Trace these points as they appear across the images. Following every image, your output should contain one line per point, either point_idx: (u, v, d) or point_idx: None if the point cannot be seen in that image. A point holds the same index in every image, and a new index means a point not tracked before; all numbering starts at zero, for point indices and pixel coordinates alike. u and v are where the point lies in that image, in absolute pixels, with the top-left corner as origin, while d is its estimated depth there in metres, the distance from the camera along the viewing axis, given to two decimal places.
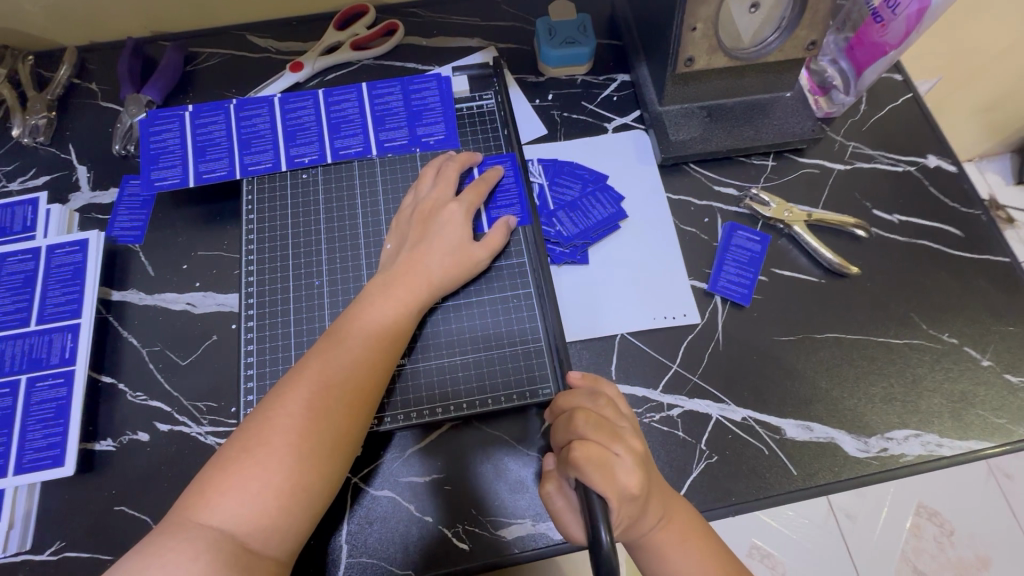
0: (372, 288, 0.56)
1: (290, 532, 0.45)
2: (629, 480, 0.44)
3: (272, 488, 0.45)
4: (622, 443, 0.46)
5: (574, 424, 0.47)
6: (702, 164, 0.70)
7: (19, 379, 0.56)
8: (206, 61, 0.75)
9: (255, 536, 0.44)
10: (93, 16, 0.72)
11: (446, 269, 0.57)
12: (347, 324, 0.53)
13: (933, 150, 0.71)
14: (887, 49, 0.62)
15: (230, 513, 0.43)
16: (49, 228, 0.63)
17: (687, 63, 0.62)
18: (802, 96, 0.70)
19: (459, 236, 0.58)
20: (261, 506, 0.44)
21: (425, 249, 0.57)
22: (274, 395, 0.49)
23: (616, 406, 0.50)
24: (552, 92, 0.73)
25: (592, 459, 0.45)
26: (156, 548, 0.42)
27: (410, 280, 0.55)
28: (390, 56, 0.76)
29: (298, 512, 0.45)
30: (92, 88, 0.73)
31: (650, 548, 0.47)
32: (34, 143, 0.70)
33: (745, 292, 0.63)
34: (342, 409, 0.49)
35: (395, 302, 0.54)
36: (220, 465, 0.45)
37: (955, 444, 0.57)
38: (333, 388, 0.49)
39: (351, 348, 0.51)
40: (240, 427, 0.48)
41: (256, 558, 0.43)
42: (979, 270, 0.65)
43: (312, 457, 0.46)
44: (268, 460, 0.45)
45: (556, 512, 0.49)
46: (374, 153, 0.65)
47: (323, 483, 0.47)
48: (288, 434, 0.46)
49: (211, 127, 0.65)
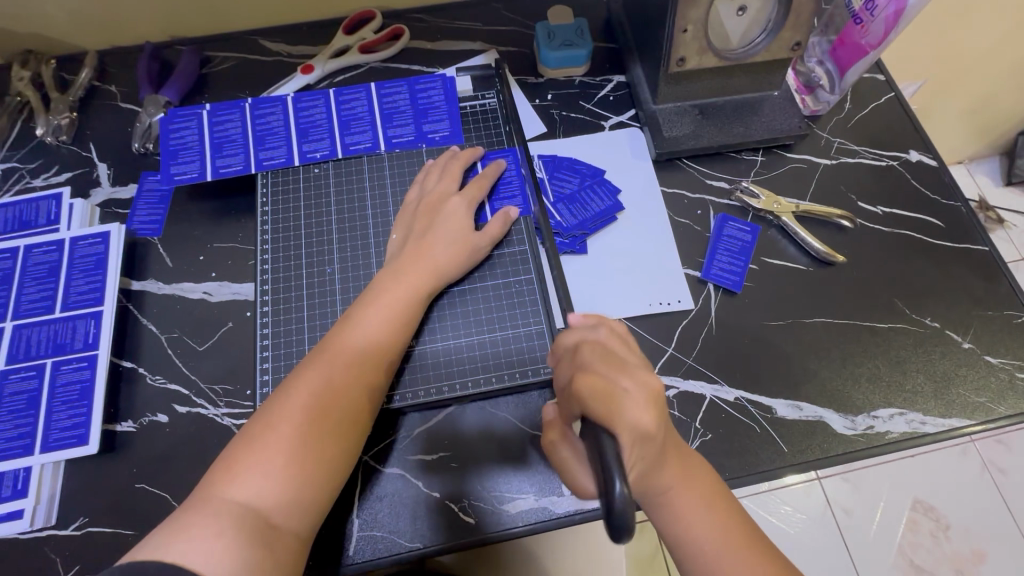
0: (381, 275, 0.58)
1: (311, 508, 0.47)
2: (637, 413, 0.44)
3: (293, 464, 0.47)
4: (630, 376, 0.46)
5: (580, 357, 0.48)
6: (695, 160, 0.73)
7: (45, 363, 0.59)
8: (220, 64, 0.79)
9: (278, 511, 0.45)
10: (114, 21, 0.76)
11: (451, 257, 0.60)
12: (358, 311, 0.56)
13: (916, 146, 0.75)
14: (868, 49, 0.65)
15: (253, 489, 0.45)
16: (72, 221, 0.66)
17: (679, 63, 0.66)
18: (789, 95, 0.73)
19: (462, 227, 0.61)
20: (282, 482, 0.46)
21: (432, 239, 0.60)
22: (292, 379, 0.51)
23: (623, 339, 0.50)
24: (551, 92, 0.77)
25: (600, 389, 0.44)
26: (179, 526, 0.43)
27: (417, 267, 0.58)
28: (396, 59, 0.79)
29: (318, 488, 0.48)
30: (111, 90, 0.77)
31: (667, 504, 0.48)
32: (56, 141, 0.73)
33: (736, 280, 0.66)
34: (355, 388, 0.52)
35: (403, 288, 0.57)
36: (241, 445, 0.47)
37: (938, 422, 0.60)
38: (347, 370, 0.52)
39: (361, 332, 0.54)
40: (259, 410, 0.50)
41: (278, 533, 0.45)
42: (960, 258, 0.68)
43: (331, 434, 0.49)
44: (289, 439, 0.48)
45: (562, 462, 0.48)
46: (382, 149, 0.68)
47: (339, 461, 0.49)
48: (307, 413, 0.49)
49: (227, 125, 0.68)
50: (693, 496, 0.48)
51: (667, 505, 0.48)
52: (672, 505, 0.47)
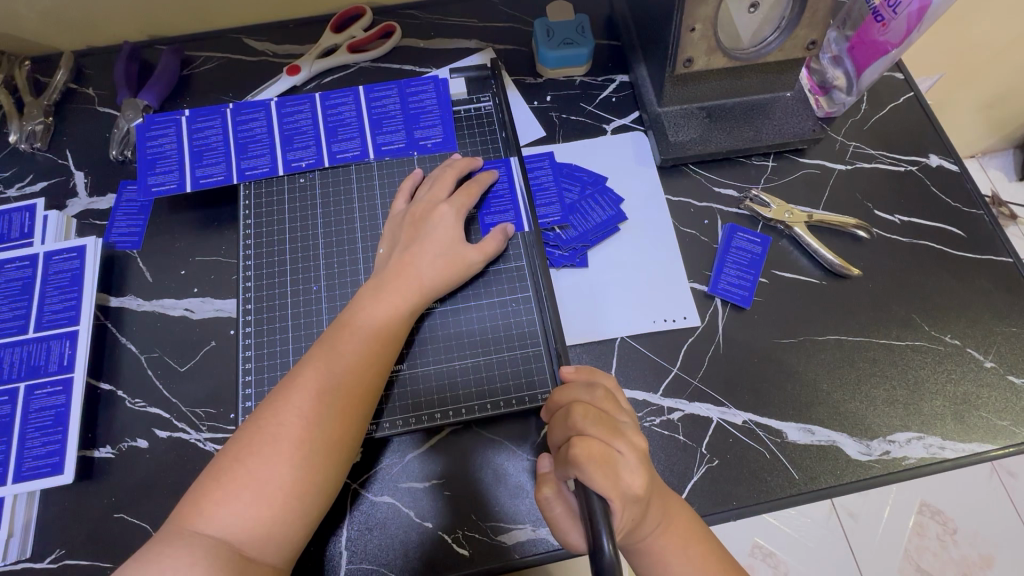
0: (366, 291, 0.55)
1: (287, 539, 0.45)
2: (631, 480, 0.42)
3: (266, 496, 0.45)
4: (624, 441, 0.45)
5: (573, 420, 0.45)
6: (702, 166, 0.69)
7: (18, 387, 0.56)
8: (203, 65, 0.75)
9: (251, 543, 0.44)
10: (90, 20, 0.72)
11: (439, 273, 0.56)
12: (338, 332, 0.52)
13: (935, 149, 0.71)
14: (888, 48, 0.61)
15: (227, 522, 0.44)
16: (46, 235, 0.63)
17: (686, 64, 0.62)
18: (802, 96, 0.69)
19: (451, 242, 0.58)
20: (255, 514, 0.44)
21: (418, 253, 0.56)
22: (270, 402, 0.49)
23: (615, 398, 0.49)
24: (550, 93, 0.73)
25: (593, 456, 0.42)
26: (153, 555, 0.42)
27: (401, 284, 0.55)
28: (388, 58, 0.75)
29: (294, 518, 0.45)
30: (88, 93, 0.73)
31: (647, 552, 0.46)
32: (31, 148, 0.69)
33: (746, 294, 0.62)
34: (332, 417, 0.48)
35: (387, 308, 0.54)
36: (215, 474, 0.46)
37: (958, 446, 0.57)
38: (322, 395, 0.48)
39: (342, 354, 0.51)
40: (237, 431, 0.48)
41: (253, 565, 0.43)
42: (982, 270, 0.64)
43: (306, 464, 0.46)
44: (262, 470, 0.45)
45: (554, 518, 0.47)
46: (371, 157, 0.65)
47: (318, 489, 0.47)
48: (281, 442, 0.46)
49: (207, 132, 0.64)
50: (675, 538, 0.46)
51: (649, 552, 0.46)
52: (655, 552, 0.46)
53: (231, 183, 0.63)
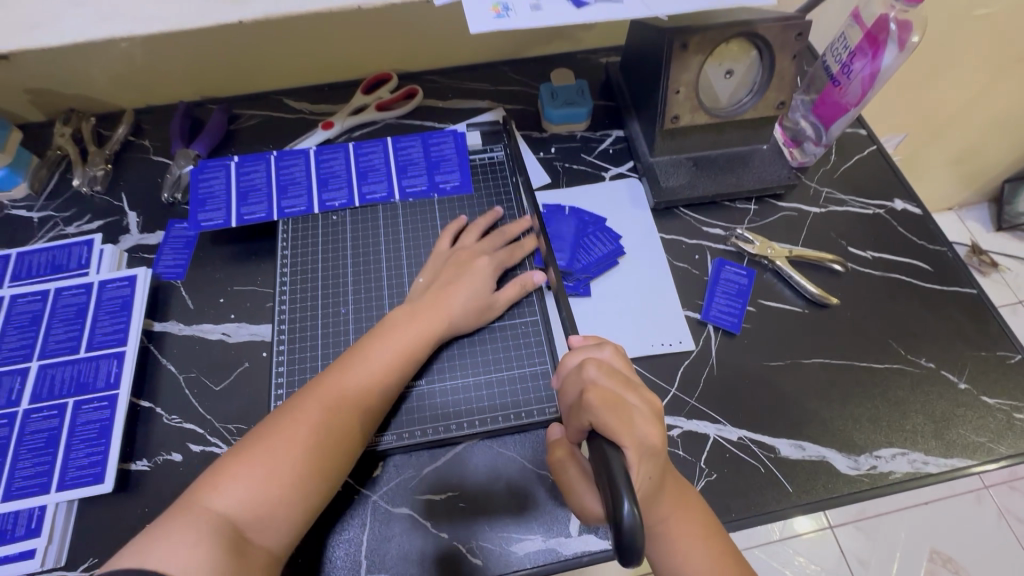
0: (398, 313, 0.61)
1: (288, 525, 0.48)
2: (646, 429, 0.45)
3: (278, 479, 0.48)
4: (635, 395, 0.47)
5: (585, 372, 0.48)
6: (691, 208, 0.77)
7: (66, 402, 0.60)
8: (247, 121, 0.85)
9: (252, 524, 0.47)
10: (152, 82, 0.83)
11: (466, 311, 0.63)
12: (371, 343, 0.58)
13: (900, 195, 0.79)
14: (848, 107, 0.71)
15: (235, 499, 0.47)
16: (101, 265, 0.69)
17: (673, 120, 0.71)
18: (777, 148, 0.78)
19: (484, 292, 0.64)
20: (263, 496, 0.48)
21: (449, 290, 0.63)
22: (301, 395, 0.54)
23: (622, 357, 0.52)
24: (554, 146, 0.83)
25: (605, 402, 0.45)
26: (161, 529, 0.44)
27: (433, 313, 0.61)
28: (410, 115, 0.86)
29: (297, 505, 0.49)
30: (144, 145, 0.83)
31: (661, 535, 0.48)
32: (91, 191, 0.78)
33: (736, 321, 0.68)
34: (351, 414, 0.53)
35: (413, 330, 0.60)
36: (237, 453, 0.50)
37: (940, 462, 0.61)
38: (348, 395, 0.54)
39: (375, 362, 0.57)
40: (264, 419, 0.53)
41: (252, 547, 0.46)
42: (950, 300, 0.70)
43: (320, 453, 0.51)
44: (279, 454, 0.49)
45: (567, 482, 0.50)
46: (397, 198, 0.73)
47: (325, 479, 0.51)
48: (302, 430, 0.51)
49: (252, 176, 0.73)
50: (691, 525, 0.48)
51: (666, 532, 0.48)
52: (671, 532, 0.48)
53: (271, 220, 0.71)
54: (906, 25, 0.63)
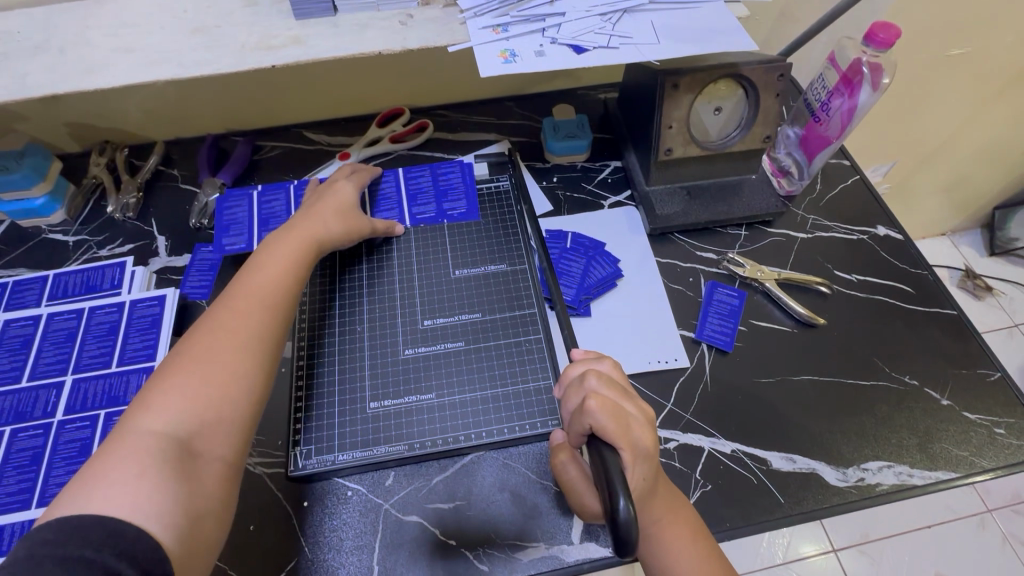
0: (274, 237, 0.65)
1: (228, 432, 0.50)
2: (642, 435, 0.49)
3: (204, 390, 0.50)
4: (633, 404, 0.51)
5: (587, 382, 0.52)
6: (686, 234, 0.82)
7: (98, 414, 0.64)
8: (269, 152, 0.91)
9: (194, 433, 0.48)
10: (182, 116, 0.90)
11: (342, 226, 0.70)
12: (255, 265, 0.62)
13: (882, 221, 0.84)
14: (830, 139, 0.76)
15: (166, 417, 0.48)
16: (133, 286, 0.74)
17: (666, 152, 0.77)
18: (765, 177, 0.84)
19: (347, 202, 0.72)
20: (195, 410, 0.49)
21: (318, 211, 0.69)
22: (202, 323, 0.55)
23: (622, 371, 0.56)
24: (556, 175, 0.88)
25: (607, 408, 0.49)
26: (98, 473, 0.44)
27: (307, 231, 0.66)
28: (422, 147, 0.92)
29: (232, 412, 0.51)
30: (174, 174, 0.88)
31: (654, 538, 0.51)
32: (123, 217, 0.83)
33: (728, 340, 0.72)
34: (254, 318, 0.56)
35: (295, 240, 0.65)
36: (152, 386, 0.50)
37: (925, 474, 0.63)
38: (245, 304, 0.57)
39: (264, 274, 0.60)
40: (168, 354, 0.53)
41: (201, 459, 0.48)
42: (932, 321, 0.74)
43: (242, 359, 0.53)
44: (201, 369, 0.51)
45: (569, 480, 0.55)
46: (408, 224, 0.78)
47: (255, 380, 0.53)
48: (218, 346, 0.53)
49: (272, 204, 0.78)
50: (680, 526, 0.52)
51: (658, 534, 0.51)
52: (664, 535, 0.51)
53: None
54: (877, 68, 0.69)
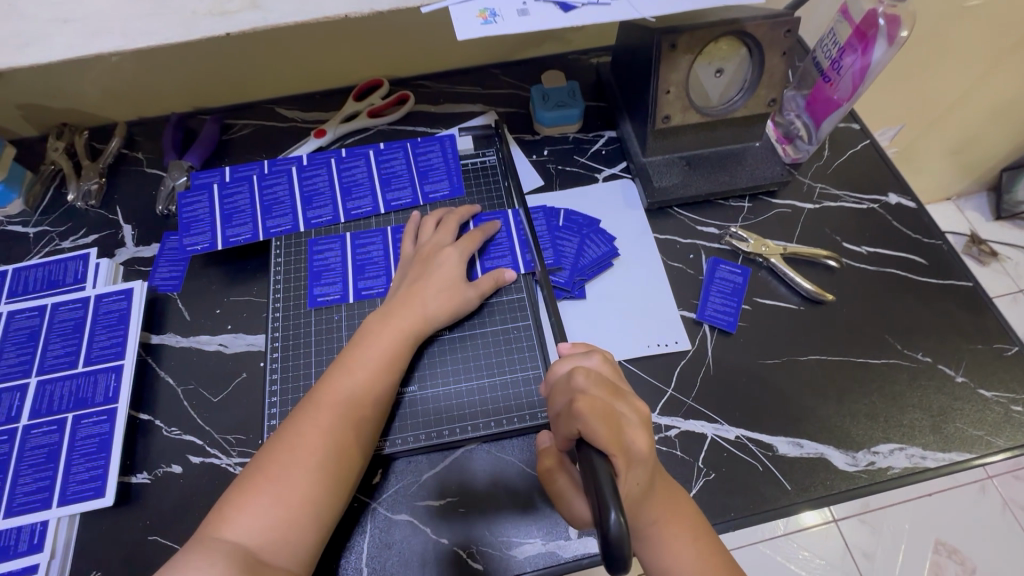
0: (374, 319, 0.62)
1: (298, 544, 0.49)
2: (635, 439, 0.45)
3: (282, 503, 0.50)
4: (626, 403, 0.47)
5: (575, 381, 0.48)
6: (685, 208, 0.77)
7: (65, 418, 0.61)
8: (239, 131, 0.85)
9: (267, 547, 0.48)
10: (144, 95, 0.83)
11: (439, 304, 0.63)
12: (348, 358, 0.59)
13: (894, 188, 0.79)
14: (839, 102, 0.71)
15: (247, 527, 0.48)
16: (97, 279, 0.70)
17: (664, 120, 0.71)
18: (770, 145, 0.78)
19: (453, 279, 0.64)
20: (271, 520, 0.49)
21: (419, 291, 0.63)
22: (295, 421, 0.54)
23: (611, 364, 0.52)
24: (547, 148, 0.83)
25: (597, 411, 0.44)
26: (180, 565, 0.46)
27: (406, 313, 0.61)
28: (403, 121, 0.86)
29: (305, 526, 0.50)
30: (138, 157, 0.83)
31: (650, 540, 0.48)
32: (86, 205, 0.78)
33: (731, 320, 0.68)
34: (337, 426, 0.54)
35: (392, 331, 0.60)
36: (240, 484, 0.51)
37: (939, 456, 0.60)
38: (335, 412, 0.55)
39: (355, 372, 0.57)
40: (260, 449, 0.54)
41: (268, 568, 0.47)
42: (945, 294, 0.70)
43: (321, 471, 0.52)
44: (285, 478, 0.51)
45: (559, 491, 0.52)
46: (382, 211, 0.73)
47: (331, 495, 0.52)
48: (296, 453, 0.52)
49: (235, 197, 0.73)
50: (680, 529, 0.48)
51: (655, 536, 0.48)
52: (661, 537, 0.48)
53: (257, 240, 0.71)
54: (895, 19, 0.63)
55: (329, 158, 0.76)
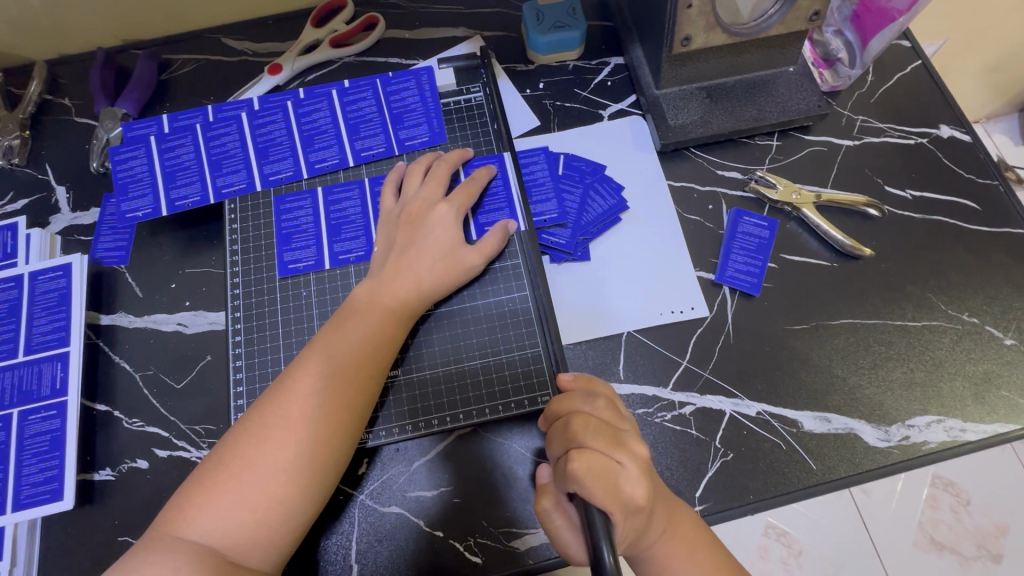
0: (362, 289, 0.54)
1: (274, 545, 0.44)
2: (635, 492, 0.40)
3: (251, 501, 0.43)
4: (626, 451, 0.42)
5: (573, 432, 0.43)
6: (704, 148, 0.67)
7: (11, 413, 0.54)
8: (181, 68, 0.72)
9: (238, 549, 0.43)
10: (61, 26, 0.70)
11: (437, 275, 0.55)
12: (332, 333, 0.51)
13: (946, 119, 0.68)
14: (895, 15, 0.59)
15: (212, 526, 0.43)
16: (30, 254, 0.61)
17: (684, 42, 0.58)
18: (806, 70, 0.66)
19: (448, 244, 0.56)
20: (241, 520, 0.43)
21: (410, 258, 0.55)
22: (265, 405, 0.47)
23: (615, 407, 0.47)
24: (542, 80, 0.70)
25: (592, 470, 0.40)
26: (139, 565, 0.41)
27: (398, 286, 0.53)
28: (372, 51, 0.72)
29: (281, 526, 0.44)
30: (65, 104, 0.71)
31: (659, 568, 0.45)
32: (9, 164, 0.67)
33: (755, 281, 0.60)
34: (316, 414, 0.47)
35: (383, 305, 0.53)
36: (201, 477, 0.44)
37: (979, 428, 0.55)
38: (311, 401, 0.47)
39: (338, 351, 0.50)
40: (226, 435, 0.47)
41: (241, 572, 0.42)
42: (999, 244, 0.62)
43: (298, 466, 0.45)
44: (252, 473, 0.44)
45: (554, 530, 0.45)
46: (351, 163, 0.62)
47: (311, 490, 0.45)
48: (267, 445, 0.45)
49: (178, 151, 0.62)
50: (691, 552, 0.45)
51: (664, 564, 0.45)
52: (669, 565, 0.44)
53: (208, 202, 0.61)
54: None
55: (286, 101, 0.64)
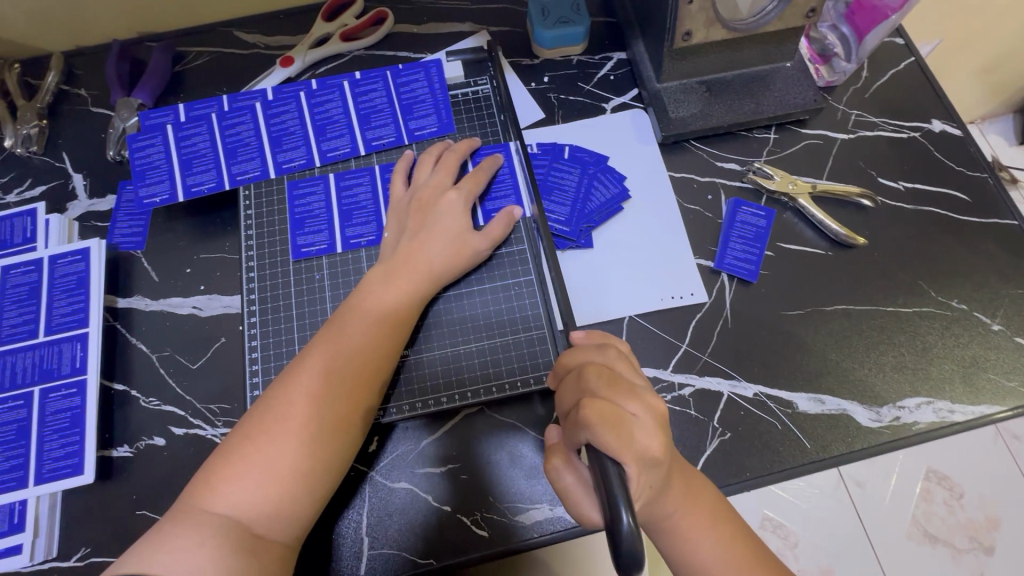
0: (375, 273, 0.56)
1: (294, 517, 0.45)
2: (648, 441, 0.42)
3: (273, 474, 0.45)
4: (637, 401, 0.44)
5: (584, 380, 0.46)
6: (703, 141, 0.69)
7: (32, 391, 0.56)
8: (194, 60, 0.74)
9: (260, 520, 0.44)
10: (78, 19, 0.71)
11: (447, 260, 0.57)
12: (347, 315, 0.53)
13: (938, 114, 0.70)
14: (888, 12, 0.62)
15: (235, 498, 0.44)
16: (49, 238, 0.62)
17: (684, 37, 0.61)
18: (802, 65, 0.68)
19: (458, 230, 0.58)
20: (264, 492, 0.45)
21: (421, 243, 0.57)
22: (285, 383, 0.49)
23: (627, 360, 0.49)
24: (547, 74, 0.72)
25: (605, 417, 0.42)
26: (165, 534, 0.42)
27: (410, 270, 0.55)
28: (381, 45, 0.74)
29: (301, 499, 0.46)
30: (81, 94, 0.72)
31: (672, 533, 0.46)
32: (27, 152, 0.69)
33: (752, 269, 0.62)
34: (333, 391, 0.49)
35: (396, 288, 0.55)
36: (225, 453, 0.46)
37: (967, 410, 0.57)
38: (328, 378, 0.49)
39: (353, 332, 0.52)
40: (247, 413, 0.49)
41: (262, 542, 0.44)
42: (987, 234, 0.64)
43: (317, 440, 0.47)
44: (274, 447, 0.46)
45: (566, 488, 0.46)
46: (362, 152, 0.64)
47: (329, 463, 0.47)
48: (287, 421, 0.47)
49: (194, 140, 0.64)
50: (701, 514, 0.47)
51: (675, 527, 0.46)
52: (680, 530, 0.46)
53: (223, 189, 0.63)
54: None
55: (298, 92, 0.66)
